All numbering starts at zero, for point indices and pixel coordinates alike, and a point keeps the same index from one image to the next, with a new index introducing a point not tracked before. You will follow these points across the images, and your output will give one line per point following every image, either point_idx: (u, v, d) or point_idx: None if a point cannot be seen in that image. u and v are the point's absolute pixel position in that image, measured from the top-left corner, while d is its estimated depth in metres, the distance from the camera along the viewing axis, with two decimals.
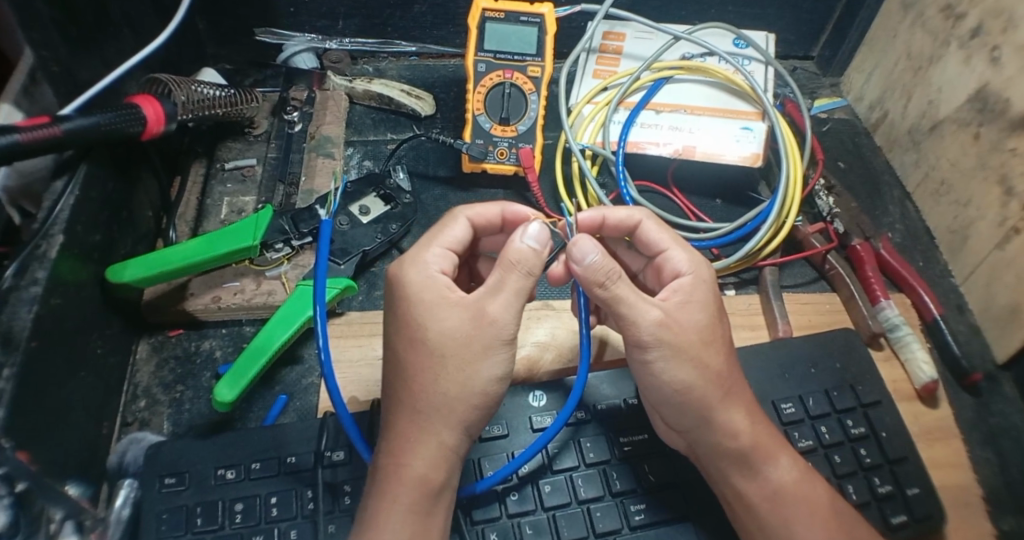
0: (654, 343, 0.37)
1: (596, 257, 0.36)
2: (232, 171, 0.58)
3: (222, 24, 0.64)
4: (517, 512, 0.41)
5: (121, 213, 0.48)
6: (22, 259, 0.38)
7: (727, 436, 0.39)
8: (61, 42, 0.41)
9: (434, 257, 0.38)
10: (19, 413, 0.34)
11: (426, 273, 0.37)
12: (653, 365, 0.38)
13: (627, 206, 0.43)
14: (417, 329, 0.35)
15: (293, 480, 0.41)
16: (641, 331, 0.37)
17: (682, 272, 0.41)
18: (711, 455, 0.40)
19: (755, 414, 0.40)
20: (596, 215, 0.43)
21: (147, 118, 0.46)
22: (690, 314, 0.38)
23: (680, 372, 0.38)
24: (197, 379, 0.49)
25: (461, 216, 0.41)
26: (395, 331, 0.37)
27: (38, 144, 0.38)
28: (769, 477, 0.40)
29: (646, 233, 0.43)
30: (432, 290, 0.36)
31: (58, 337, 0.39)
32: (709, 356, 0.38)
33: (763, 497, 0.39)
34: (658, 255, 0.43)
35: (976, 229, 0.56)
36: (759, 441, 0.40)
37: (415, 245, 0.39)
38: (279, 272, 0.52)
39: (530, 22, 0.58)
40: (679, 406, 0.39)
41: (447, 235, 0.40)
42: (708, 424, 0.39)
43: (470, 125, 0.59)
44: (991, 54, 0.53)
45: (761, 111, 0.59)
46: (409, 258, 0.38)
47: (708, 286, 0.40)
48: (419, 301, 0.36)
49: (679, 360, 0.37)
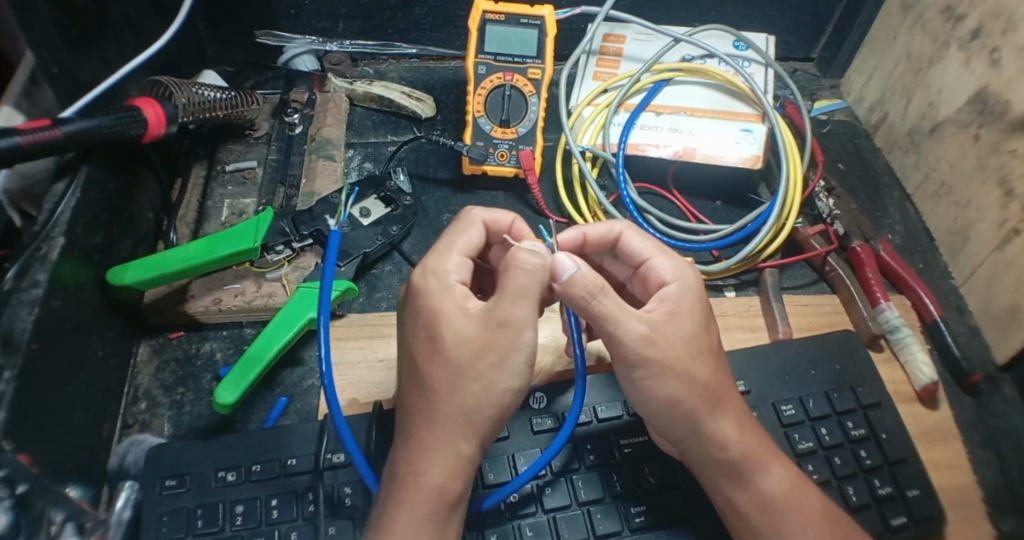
0: (640, 362, 0.37)
1: (576, 270, 0.35)
2: (232, 174, 0.59)
3: (223, 26, 0.64)
4: (518, 515, 0.41)
5: (121, 215, 0.48)
6: (22, 261, 0.38)
7: (716, 446, 0.39)
8: (61, 43, 0.41)
9: (454, 263, 0.38)
10: (20, 415, 0.34)
11: (447, 281, 0.37)
12: (640, 383, 0.38)
13: (606, 219, 0.43)
14: (437, 337, 0.35)
15: (294, 482, 0.41)
16: (627, 348, 0.37)
17: (668, 281, 0.41)
18: (703, 463, 0.40)
19: (744, 424, 0.41)
20: (577, 235, 0.43)
21: (148, 121, 0.46)
22: (676, 327, 0.38)
23: (667, 388, 0.38)
24: (198, 381, 0.49)
25: (478, 219, 0.41)
26: (415, 338, 0.37)
27: (39, 147, 0.38)
28: (761, 486, 0.40)
29: (627, 244, 0.43)
30: (452, 300, 0.36)
31: (59, 339, 0.39)
32: (696, 368, 0.38)
33: (753, 506, 0.39)
34: (642, 264, 0.43)
35: (976, 231, 0.56)
36: (749, 453, 0.40)
37: (433, 249, 0.39)
38: (280, 274, 0.52)
39: (531, 24, 0.57)
40: (664, 417, 0.39)
41: (464, 240, 0.39)
42: (698, 434, 0.39)
43: (471, 127, 0.59)
44: (991, 55, 0.53)
45: (761, 113, 0.59)
46: (428, 266, 0.38)
47: (694, 294, 0.40)
48: (440, 310, 0.36)
49: (665, 377, 0.37)
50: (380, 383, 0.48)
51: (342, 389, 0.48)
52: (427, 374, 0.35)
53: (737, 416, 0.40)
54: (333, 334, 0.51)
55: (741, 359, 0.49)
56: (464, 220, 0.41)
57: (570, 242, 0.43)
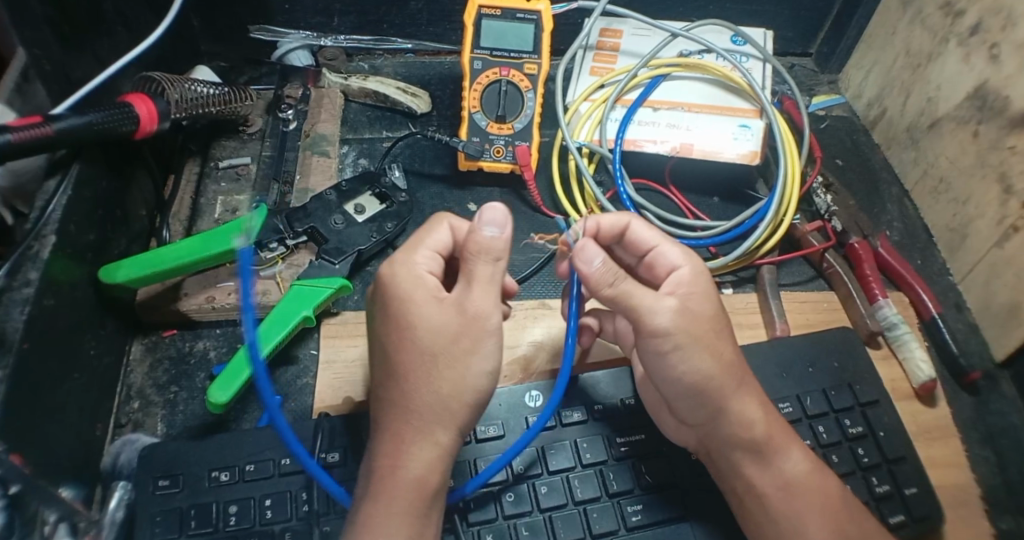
0: (674, 332, 0.37)
1: (601, 261, 0.36)
2: (226, 170, 0.58)
3: (216, 21, 0.64)
4: (514, 513, 0.41)
5: (115, 212, 0.48)
6: (15, 260, 0.37)
7: (741, 427, 0.39)
8: (53, 40, 0.40)
9: (421, 256, 0.38)
10: (12, 416, 0.33)
11: (414, 273, 0.37)
12: (668, 356, 0.38)
13: (613, 211, 0.43)
14: (410, 332, 0.35)
15: (288, 483, 0.41)
16: (657, 320, 0.37)
17: (678, 265, 0.40)
18: (725, 446, 0.40)
19: (768, 407, 0.40)
20: (592, 223, 0.41)
21: (140, 117, 0.45)
22: (698, 304, 0.38)
23: (699, 362, 0.38)
24: (191, 379, 0.49)
25: (443, 214, 0.39)
26: (386, 334, 0.36)
27: (30, 144, 0.37)
28: (781, 468, 0.39)
29: (638, 233, 0.42)
30: (422, 289, 0.36)
31: (51, 339, 0.39)
32: (722, 345, 0.38)
33: (775, 488, 0.39)
34: (649, 253, 0.42)
35: (975, 227, 0.55)
36: (773, 433, 0.39)
37: (400, 249, 0.39)
38: (275, 272, 0.51)
39: (527, 19, 0.57)
40: (695, 395, 0.39)
41: (429, 234, 0.39)
42: (722, 414, 0.39)
43: (467, 123, 0.58)
44: (991, 51, 0.52)
45: (759, 109, 0.59)
46: (394, 262, 0.37)
47: (705, 276, 0.40)
48: (410, 302, 0.35)
49: (699, 349, 0.37)
50: (375, 381, 0.48)
51: (337, 388, 0.47)
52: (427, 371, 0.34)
53: (762, 398, 0.40)
54: (327, 332, 0.50)
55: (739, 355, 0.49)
56: (428, 216, 0.40)
57: (584, 232, 0.41)
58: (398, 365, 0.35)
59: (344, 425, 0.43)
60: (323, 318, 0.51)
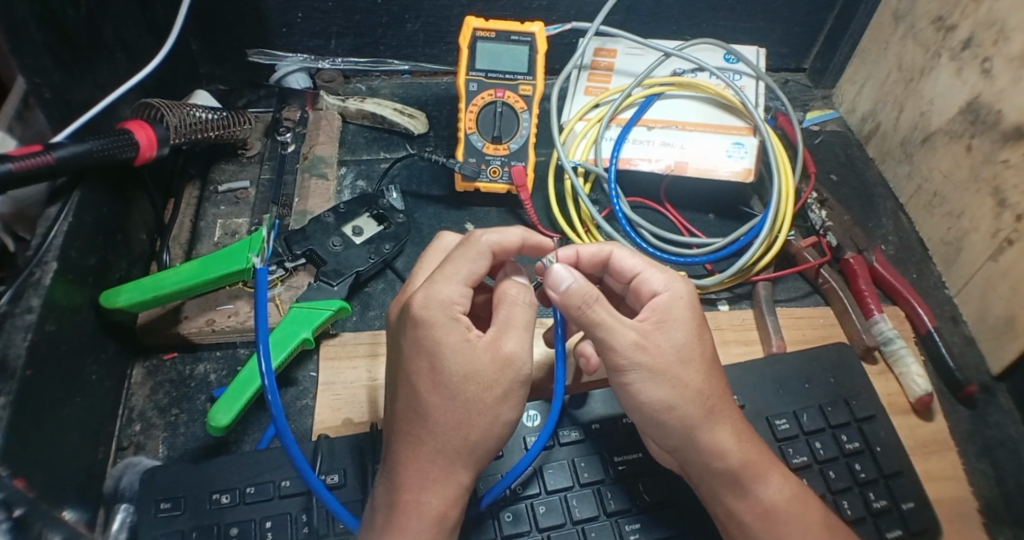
0: (632, 367, 0.37)
1: (571, 282, 0.36)
2: (226, 194, 0.59)
3: (215, 45, 0.65)
4: (512, 534, 0.41)
5: (115, 236, 0.48)
6: (18, 285, 0.38)
7: (715, 456, 0.39)
8: (53, 67, 0.41)
9: (456, 292, 0.36)
10: (16, 442, 0.34)
11: (449, 313, 0.35)
12: (631, 387, 0.38)
13: (596, 239, 0.44)
14: (436, 374, 0.34)
15: (288, 505, 0.42)
16: (618, 355, 0.37)
17: (658, 292, 0.41)
18: (702, 474, 0.40)
19: (742, 432, 0.40)
20: (571, 251, 0.43)
21: (140, 143, 0.46)
22: (667, 336, 0.38)
23: (657, 391, 0.38)
24: (192, 402, 0.50)
25: (485, 247, 0.38)
26: (409, 370, 0.35)
27: (30, 172, 0.38)
28: (773, 486, 0.40)
29: (620, 261, 0.43)
30: (455, 332, 0.35)
31: (54, 364, 0.39)
32: (688, 375, 0.38)
33: (754, 516, 0.39)
34: (633, 279, 0.43)
35: (970, 241, 0.56)
36: (749, 460, 0.40)
37: (434, 277, 0.37)
38: (274, 294, 0.51)
39: (522, 41, 0.58)
40: (662, 426, 0.39)
41: (468, 266, 0.37)
42: (693, 444, 0.39)
43: (463, 144, 0.59)
44: (982, 65, 0.53)
45: (752, 127, 0.59)
46: (428, 295, 0.35)
47: (685, 303, 0.40)
48: (442, 343, 0.34)
49: (656, 381, 0.38)
50: (375, 402, 0.48)
51: (336, 409, 0.48)
52: (421, 399, 0.34)
53: (735, 426, 0.40)
54: (326, 353, 0.51)
55: (736, 373, 0.49)
56: (472, 246, 0.38)
57: (563, 259, 0.44)
58: (416, 402, 0.35)
59: (343, 447, 0.43)
60: (321, 340, 0.51)
